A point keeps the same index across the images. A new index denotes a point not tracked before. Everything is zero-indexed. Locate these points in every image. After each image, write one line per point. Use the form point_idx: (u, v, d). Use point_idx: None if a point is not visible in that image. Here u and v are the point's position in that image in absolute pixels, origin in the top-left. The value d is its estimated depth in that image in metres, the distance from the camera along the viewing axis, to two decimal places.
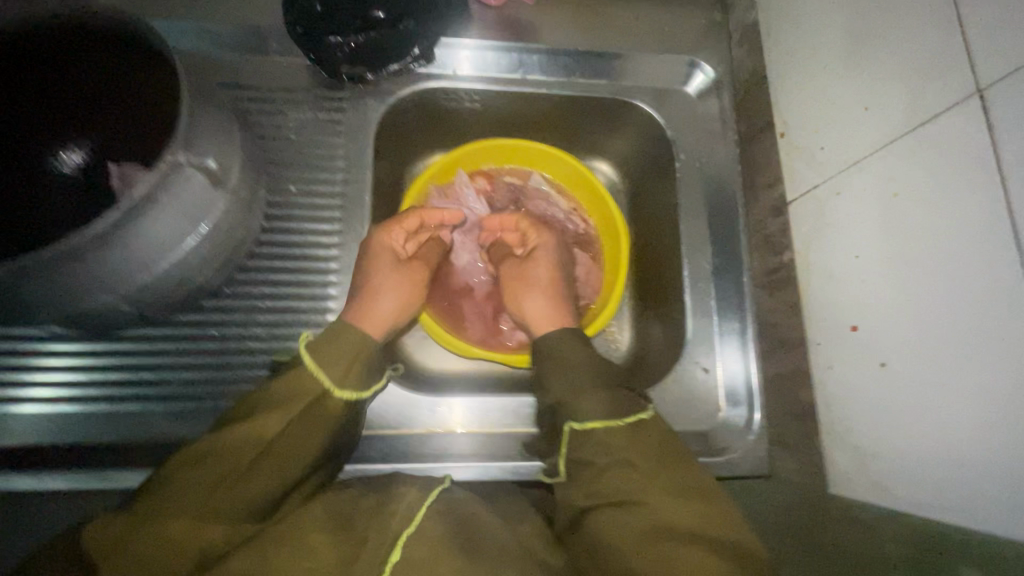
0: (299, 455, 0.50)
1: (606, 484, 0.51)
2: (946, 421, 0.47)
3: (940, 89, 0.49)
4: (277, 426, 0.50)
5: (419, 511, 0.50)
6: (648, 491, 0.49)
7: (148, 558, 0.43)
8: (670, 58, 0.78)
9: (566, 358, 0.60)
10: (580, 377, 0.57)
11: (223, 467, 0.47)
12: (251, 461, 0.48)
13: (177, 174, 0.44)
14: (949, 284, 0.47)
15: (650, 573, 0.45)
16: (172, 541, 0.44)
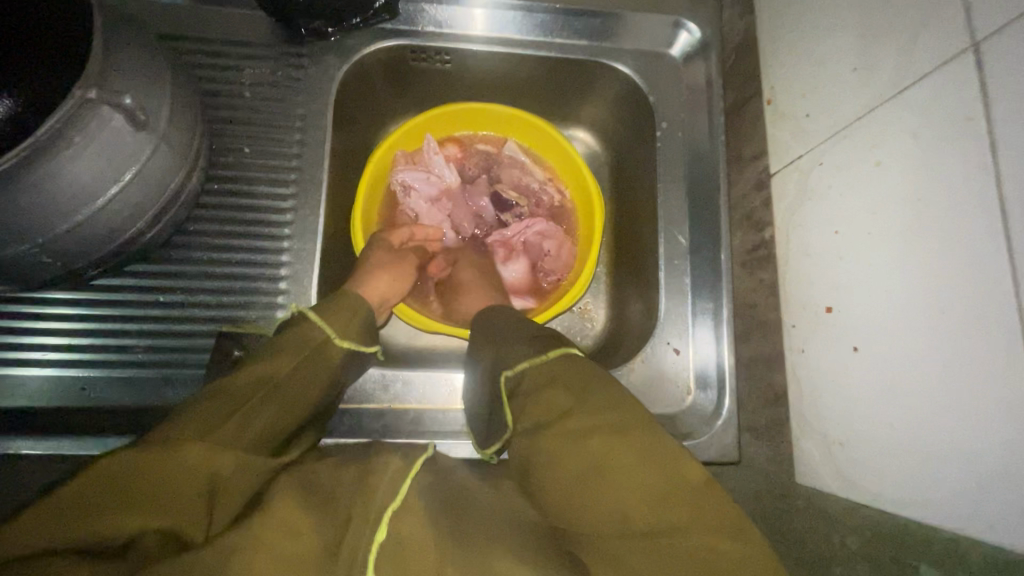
0: (299, 402, 0.48)
1: (549, 413, 0.48)
2: (920, 409, 0.44)
3: (932, 46, 0.44)
4: (284, 365, 0.48)
5: (404, 484, 0.42)
6: (571, 409, 0.47)
7: (170, 494, 0.36)
8: (654, 18, 0.73)
9: (500, 325, 0.60)
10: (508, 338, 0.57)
11: (222, 406, 0.42)
12: (255, 399, 0.44)
13: (90, 113, 0.40)
14: (929, 262, 0.43)
15: (587, 493, 0.42)
16: (184, 473, 0.37)
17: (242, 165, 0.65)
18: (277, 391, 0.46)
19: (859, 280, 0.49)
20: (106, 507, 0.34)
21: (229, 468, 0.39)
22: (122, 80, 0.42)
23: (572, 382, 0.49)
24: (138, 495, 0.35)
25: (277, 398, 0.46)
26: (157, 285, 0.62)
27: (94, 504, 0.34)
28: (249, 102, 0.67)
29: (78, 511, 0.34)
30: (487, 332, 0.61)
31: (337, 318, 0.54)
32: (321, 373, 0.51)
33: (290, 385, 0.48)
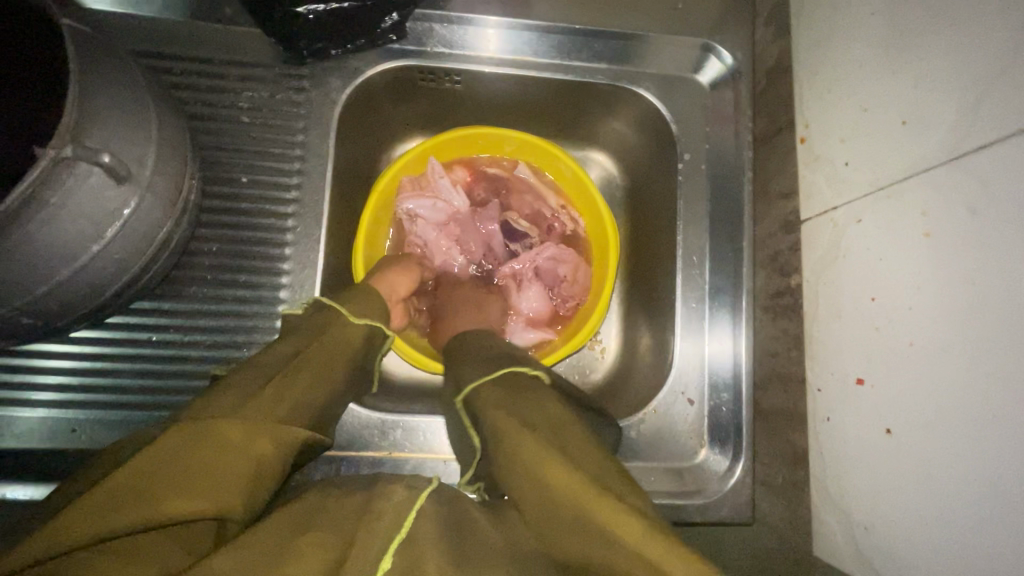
0: (326, 375, 0.47)
1: (504, 428, 0.46)
2: (956, 507, 0.40)
3: (997, 109, 0.39)
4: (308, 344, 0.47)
5: (410, 513, 0.40)
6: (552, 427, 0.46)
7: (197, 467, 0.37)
8: (681, 40, 0.68)
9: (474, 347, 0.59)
10: (473, 358, 0.57)
11: (252, 385, 0.42)
12: (282, 377, 0.44)
13: (67, 174, 0.38)
14: (976, 351, 0.39)
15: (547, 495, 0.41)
16: (223, 454, 0.37)
17: (238, 195, 0.62)
18: (300, 369, 0.45)
19: (896, 357, 0.46)
20: (161, 491, 0.36)
21: (263, 450, 0.39)
22: (100, 133, 0.41)
23: (513, 398, 0.49)
24: (188, 477, 0.36)
25: (305, 373, 0.45)
26: (156, 324, 0.59)
27: (149, 488, 0.36)
28: (247, 127, 0.63)
29: (133, 495, 0.35)
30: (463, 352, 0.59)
31: (363, 306, 0.53)
32: (343, 353, 0.49)
33: (314, 360, 0.47)
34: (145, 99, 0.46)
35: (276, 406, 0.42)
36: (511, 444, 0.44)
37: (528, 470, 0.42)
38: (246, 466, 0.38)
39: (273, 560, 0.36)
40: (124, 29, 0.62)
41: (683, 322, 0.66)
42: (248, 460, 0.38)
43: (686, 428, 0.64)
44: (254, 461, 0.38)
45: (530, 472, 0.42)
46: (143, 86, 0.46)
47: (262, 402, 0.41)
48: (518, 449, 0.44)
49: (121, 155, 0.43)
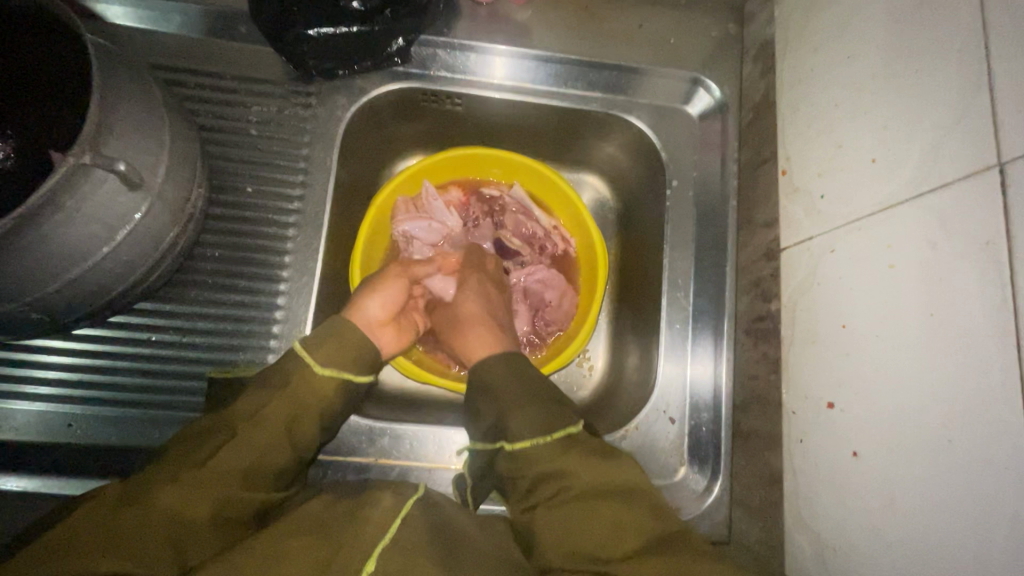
0: (293, 432, 0.49)
1: (557, 473, 0.49)
2: (915, 533, 0.42)
3: (957, 151, 0.42)
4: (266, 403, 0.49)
5: (396, 520, 0.44)
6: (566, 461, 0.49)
7: (149, 528, 0.40)
8: (672, 73, 0.71)
9: (499, 383, 0.58)
10: (506, 399, 0.56)
11: (208, 445, 0.45)
12: (238, 436, 0.46)
13: (84, 178, 0.41)
14: (936, 379, 0.41)
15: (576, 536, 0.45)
16: (158, 514, 0.40)
17: (242, 204, 0.65)
18: (257, 429, 0.47)
19: (865, 383, 0.47)
20: (105, 542, 0.38)
21: (205, 512, 0.42)
22: (117, 144, 0.43)
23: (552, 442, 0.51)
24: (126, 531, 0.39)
25: (262, 433, 0.47)
26: (155, 324, 0.61)
27: (91, 539, 0.38)
28: (254, 139, 0.66)
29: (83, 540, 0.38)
30: (481, 389, 0.59)
31: (331, 355, 0.53)
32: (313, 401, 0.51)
33: (277, 422, 0.48)
34: (159, 111, 0.48)
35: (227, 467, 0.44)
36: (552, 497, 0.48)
37: (575, 532, 0.45)
38: (179, 527, 0.41)
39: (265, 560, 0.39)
40: (144, 42, 0.65)
41: (668, 343, 0.68)
42: (183, 522, 0.41)
43: (668, 447, 0.66)
44: (189, 522, 0.41)
45: (572, 532, 0.45)
46: (159, 101, 0.49)
47: (212, 465, 0.44)
48: (567, 506, 0.47)
49: (135, 163, 0.45)
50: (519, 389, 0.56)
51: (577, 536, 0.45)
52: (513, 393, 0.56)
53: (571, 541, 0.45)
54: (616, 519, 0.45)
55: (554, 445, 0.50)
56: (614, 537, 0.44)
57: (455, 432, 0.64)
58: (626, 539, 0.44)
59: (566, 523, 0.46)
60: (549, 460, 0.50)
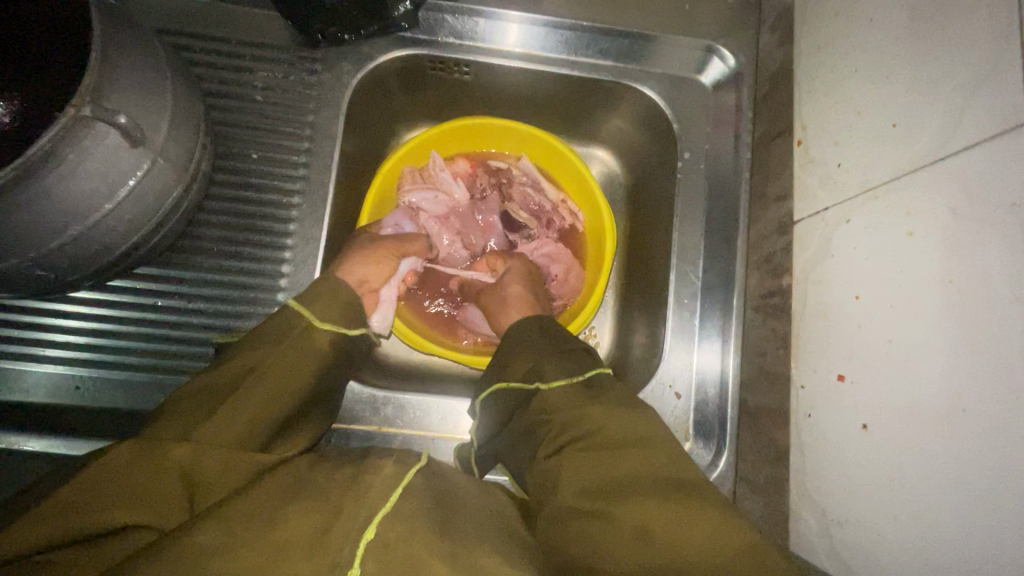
0: (296, 395, 0.49)
1: (579, 417, 0.50)
2: (926, 506, 0.41)
3: (980, 113, 0.41)
4: (257, 358, 0.48)
5: (400, 485, 0.43)
6: (589, 408, 0.50)
7: (152, 487, 0.39)
8: (686, 42, 0.69)
9: (533, 339, 0.59)
10: (541, 350, 0.57)
11: (215, 405, 0.45)
12: (233, 397, 0.45)
13: (87, 131, 0.41)
14: (953, 346, 0.40)
15: (595, 481, 0.46)
16: (166, 473, 0.40)
17: (248, 170, 0.64)
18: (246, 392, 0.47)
19: (877, 355, 0.46)
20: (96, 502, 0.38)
21: (214, 469, 0.41)
22: (118, 97, 0.43)
23: (576, 395, 0.52)
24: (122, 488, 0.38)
25: (252, 391, 0.46)
26: (160, 289, 0.61)
27: (95, 496, 0.38)
28: (260, 105, 0.65)
29: (76, 504, 0.37)
30: (515, 343, 0.59)
31: (329, 309, 0.54)
32: (298, 365, 0.50)
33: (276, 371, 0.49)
34: (162, 68, 0.48)
35: (228, 425, 0.44)
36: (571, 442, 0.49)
37: (591, 474, 0.46)
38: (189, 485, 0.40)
39: (264, 518, 0.38)
40: (149, 6, 0.64)
41: (674, 318, 0.67)
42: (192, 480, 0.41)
43: (673, 422, 0.65)
44: (197, 478, 0.41)
45: (592, 474, 0.46)
46: (162, 59, 0.48)
47: (211, 426, 0.43)
48: (587, 450, 0.48)
49: (138, 118, 0.45)
50: (550, 344, 0.58)
51: (596, 480, 0.46)
52: (547, 347, 0.57)
53: (588, 483, 0.46)
54: (633, 461, 0.46)
55: (580, 391, 0.52)
56: (631, 479, 0.45)
57: (458, 403, 0.64)
58: (644, 481, 0.45)
59: (584, 467, 0.47)
60: (572, 406, 0.51)
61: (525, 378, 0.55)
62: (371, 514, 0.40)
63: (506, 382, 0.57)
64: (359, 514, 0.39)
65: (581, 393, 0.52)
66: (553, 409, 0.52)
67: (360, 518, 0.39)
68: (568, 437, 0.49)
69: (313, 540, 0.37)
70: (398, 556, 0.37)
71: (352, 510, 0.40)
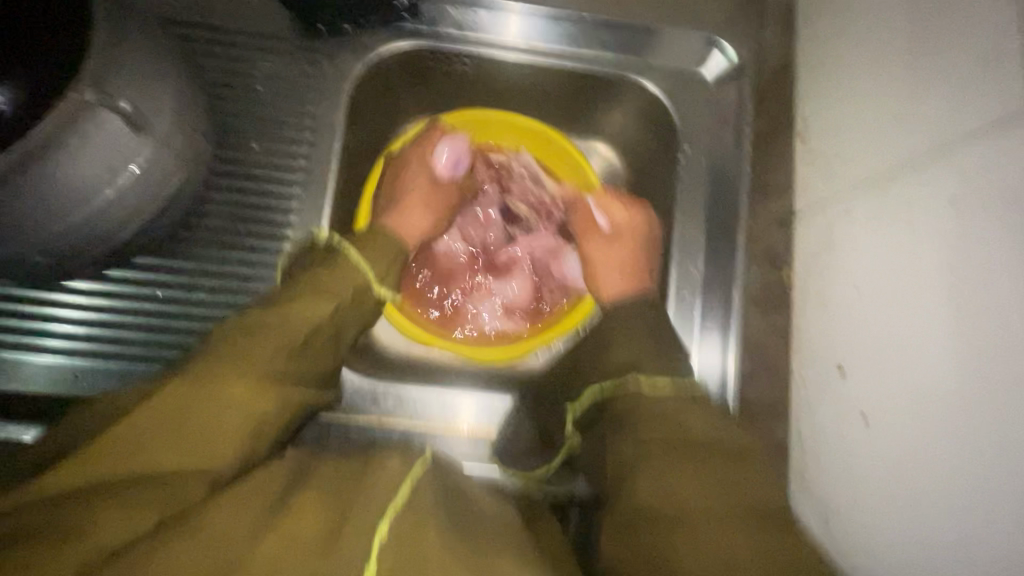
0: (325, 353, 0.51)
1: (663, 420, 0.50)
2: (925, 495, 0.41)
3: (979, 104, 0.41)
4: (320, 312, 0.50)
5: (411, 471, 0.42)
6: (685, 414, 0.50)
7: (214, 421, 0.41)
8: (688, 36, 0.69)
9: (641, 333, 0.59)
10: (648, 347, 0.57)
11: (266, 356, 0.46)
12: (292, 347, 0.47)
13: (87, 117, 0.41)
14: (949, 334, 0.41)
15: (672, 486, 0.45)
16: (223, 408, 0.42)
17: (248, 161, 0.64)
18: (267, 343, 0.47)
19: (876, 346, 0.47)
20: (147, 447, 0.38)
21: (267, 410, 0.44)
22: (118, 83, 0.43)
23: (686, 406, 0.52)
24: (171, 438, 0.39)
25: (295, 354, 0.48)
26: (159, 280, 0.61)
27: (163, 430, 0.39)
28: (261, 95, 0.65)
29: (143, 439, 0.38)
30: (614, 332, 0.60)
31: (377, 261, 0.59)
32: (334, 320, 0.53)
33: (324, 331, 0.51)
34: (164, 56, 0.48)
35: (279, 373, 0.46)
36: (652, 443, 0.48)
37: (672, 482, 0.46)
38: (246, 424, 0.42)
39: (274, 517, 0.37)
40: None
41: (675, 311, 0.67)
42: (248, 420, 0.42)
43: None
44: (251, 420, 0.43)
45: (670, 481, 0.46)
46: (164, 47, 0.48)
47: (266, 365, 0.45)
48: (673, 454, 0.47)
49: (138, 105, 0.45)
50: (653, 343, 0.58)
51: (679, 491, 0.45)
52: (653, 345, 0.58)
53: (664, 491, 0.45)
54: (719, 477, 0.46)
55: (680, 394, 0.53)
56: (708, 496, 0.45)
57: (460, 396, 0.65)
58: (719, 500, 0.44)
59: (662, 474, 0.46)
60: (670, 409, 0.51)
61: (610, 370, 0.56)
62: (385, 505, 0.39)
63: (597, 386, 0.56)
64: (374, 506, 0.38)
65: (684, 399, 0.52)
66: (645, 412, 0.51)
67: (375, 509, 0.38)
68: (653, 438, 0.49)
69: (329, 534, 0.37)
70: (412, 551, 0.37)
71: (363, 497, 0.39)
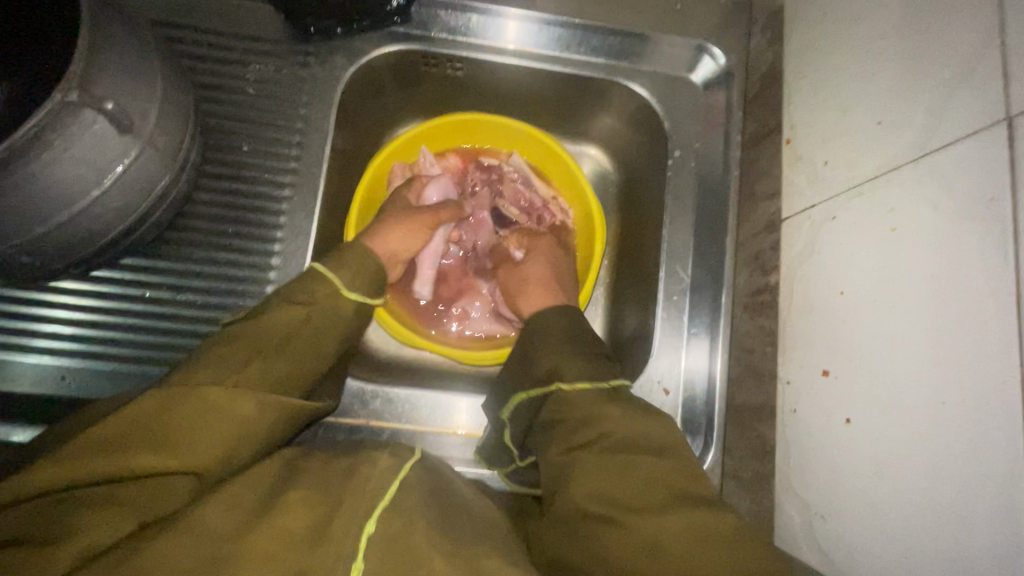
0: (313, 356, 0.49)
1: (593, 420, 0.50)
2: (908, 499, 0.41)
3: (961, 111, 0.41)
4: (291, 320, 0.48)
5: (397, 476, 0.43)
6: (611, 413, 0.50)
7: (197, 428, 0.39)
8: (678, 41, 0.70)
9: (559, 339, 0.58)
10: (564, 351, 0.56)
11: (238, 360, 0.44)
12: (270, 354, 0.46)
13: (74, 116, 0.41)
14: (932, 338, 0.41)
15: (607, 485, 0.45)
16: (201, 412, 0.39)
17: (238, 162, 0.64)
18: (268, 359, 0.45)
19: (861, 350, 0.47)
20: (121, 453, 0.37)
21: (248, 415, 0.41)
22: (105, 83, 0.43)
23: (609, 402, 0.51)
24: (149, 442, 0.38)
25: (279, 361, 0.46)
26: (148, 281, 0.61)
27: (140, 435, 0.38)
28: (251, 97, 0.65)
29: (117, 445, 0.37)
30: (538, 338, 0.59)
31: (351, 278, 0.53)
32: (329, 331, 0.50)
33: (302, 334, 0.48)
34: (152, 57, 0.48)
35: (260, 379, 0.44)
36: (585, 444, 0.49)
37: (607, 480, 0.46)
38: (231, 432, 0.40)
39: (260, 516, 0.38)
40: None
41: (664, 314, 0.67)
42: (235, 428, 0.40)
43: None
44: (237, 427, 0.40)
45: (607, 478, 0.46)
46: (152, 47, 0.48)
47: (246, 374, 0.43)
48: (608, 453, 0.47)
49: (126, 106, 0.45)
50: (571, 344, 0.57)
51: (611, 486, 0.45)
52: (571, 347, 0.57)
53: (602, 488, 0.45)
54: (651, 470, 0.46)
55: (600, 393, 0.52)
56: (643, 489, 0.45)
57: (447, 397, 0.64)
58: (653, 493, 0.44)
59: (601, 471, 0.46)
60: (591, 407, 0.51)
61: (543, 378, 0.56)
62: (371, 508, 0.39)
63: (528, 394, 0.57)
64: (359, 510, 0.39)
65: (603, 394, 0.52)
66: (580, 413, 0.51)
67: (360, 512, 0.39)
68: (587, 438, 0.49)
69: (315, 535, 0.38)
70: (399, 550, 0.38)
71: (348, 504, 0.39)
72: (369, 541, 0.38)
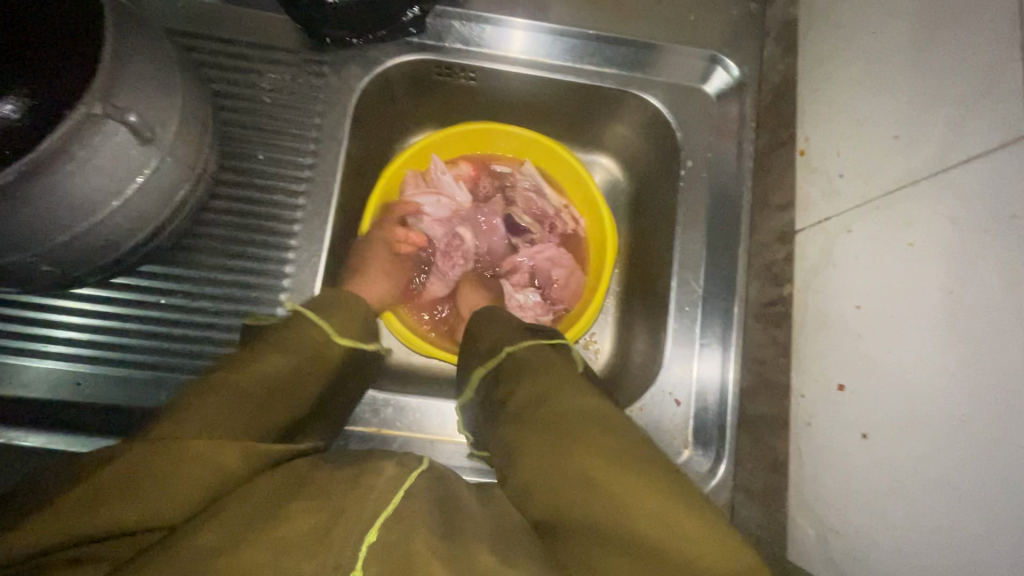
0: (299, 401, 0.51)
1: (539, 386, 0.51)
2: (930, 519, 0.40)
3: (980, 127, 0.41)
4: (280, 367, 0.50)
5: (401, 487, 0.42)
6: (556, 380, 0.51)
7: (174, 485, 0.38)
8: (690, 51, 0.70)
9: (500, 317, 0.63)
10: (506, 326, 0.61)
11: (220, 405, 0.44)
12: (256, 397, 0.47)
13: (97, 128, 0.41)
14: (951, 354, 0.40)
15: (547, 439, 0.45)
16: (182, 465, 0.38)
17: (254, 170, 0.65)
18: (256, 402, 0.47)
19: (878, 364, 0.47)
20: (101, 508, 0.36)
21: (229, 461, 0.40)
22: (128, 95, 0.43)
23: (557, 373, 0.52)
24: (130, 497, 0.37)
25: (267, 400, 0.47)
26: (163, 288, 0.62)
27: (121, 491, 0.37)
28: (267, 106, 0.66)
29: (97, 498, 0.37)
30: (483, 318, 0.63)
31: (347, 326, 0.58)
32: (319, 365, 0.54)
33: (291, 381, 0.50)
34: (173, 69, 0.48)
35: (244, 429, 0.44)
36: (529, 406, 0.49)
37: (550, 434, 0.45)
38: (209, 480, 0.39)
39: (259, 524, 0.37)
40: (159, 7, 0.65)
41: (675, 324, 0.67)
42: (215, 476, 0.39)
43: (672, 429, 0.65)
44: (216, 473, 0.39)
45: (548, 432, 0.45)
46: (173, 58, 0.49)
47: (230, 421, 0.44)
48: (550, 410, 0.47)
49: (148, 117, 0.45)
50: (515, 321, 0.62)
51: (552, 439, 0.45)
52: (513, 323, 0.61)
53: (543, 442, 0.45)
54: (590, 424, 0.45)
55: (544, 365, 0.53)
56: (583, 437, 0.44)
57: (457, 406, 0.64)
58: (592, 441, 0.44)
59: (544, 425, 0.46)
60: (539, 377, 0.52)
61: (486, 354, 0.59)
62: (373, 517, 0.38)
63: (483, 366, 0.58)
64: (366, 516, 0.39)
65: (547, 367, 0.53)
66: (529, 380, 0.52)
67: (365, 515, 0.38)
68: (535, 402, 0.49)
69: (315, 541, 0.36)
70: (401, 555, 0.36)
71: (352, 510, 0.38)
72: (370, 550, 0.36)
